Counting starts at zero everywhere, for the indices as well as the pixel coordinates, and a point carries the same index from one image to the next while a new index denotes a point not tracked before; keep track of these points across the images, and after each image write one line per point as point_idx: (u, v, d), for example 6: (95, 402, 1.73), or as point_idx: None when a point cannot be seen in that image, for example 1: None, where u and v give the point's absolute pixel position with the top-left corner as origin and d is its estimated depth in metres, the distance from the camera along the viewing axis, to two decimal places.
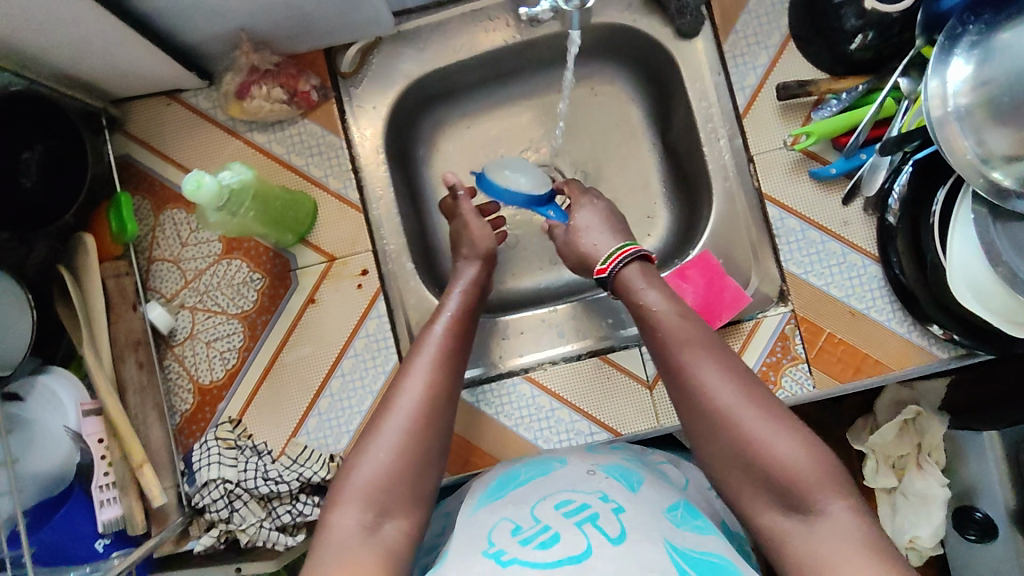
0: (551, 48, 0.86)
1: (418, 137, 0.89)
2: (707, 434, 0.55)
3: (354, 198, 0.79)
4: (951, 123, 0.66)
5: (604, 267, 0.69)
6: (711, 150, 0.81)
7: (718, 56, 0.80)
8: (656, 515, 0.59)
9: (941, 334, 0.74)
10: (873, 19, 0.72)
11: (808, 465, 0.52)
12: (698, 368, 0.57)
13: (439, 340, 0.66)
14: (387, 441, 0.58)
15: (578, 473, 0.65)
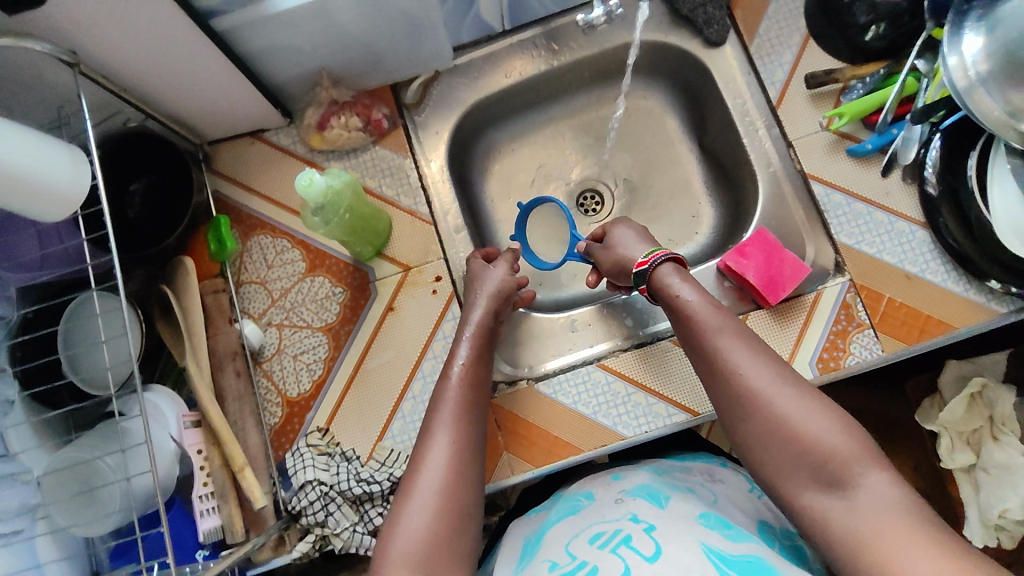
0: (589, 69, 0.97)
1: (474, 160, 0.98)
2: (744, 419, 0.61)
3: (424, 211, 0.86)
4: (976, 90, 0.72)
5: (645, 260, 0.74)
6: (751, 140, 0.87)
7: (747, 59, 0.89)
8: (689, 524, 0.61)
9: (999, 289, 0.76)
10: (883, 13, 0.81)
11: (843, 440, 0.57)
12: (732, 355, 0.63)
13: (454, 397, 0.69)
14: (420, 507, 0.60)
15: (607, 506, 0.67)
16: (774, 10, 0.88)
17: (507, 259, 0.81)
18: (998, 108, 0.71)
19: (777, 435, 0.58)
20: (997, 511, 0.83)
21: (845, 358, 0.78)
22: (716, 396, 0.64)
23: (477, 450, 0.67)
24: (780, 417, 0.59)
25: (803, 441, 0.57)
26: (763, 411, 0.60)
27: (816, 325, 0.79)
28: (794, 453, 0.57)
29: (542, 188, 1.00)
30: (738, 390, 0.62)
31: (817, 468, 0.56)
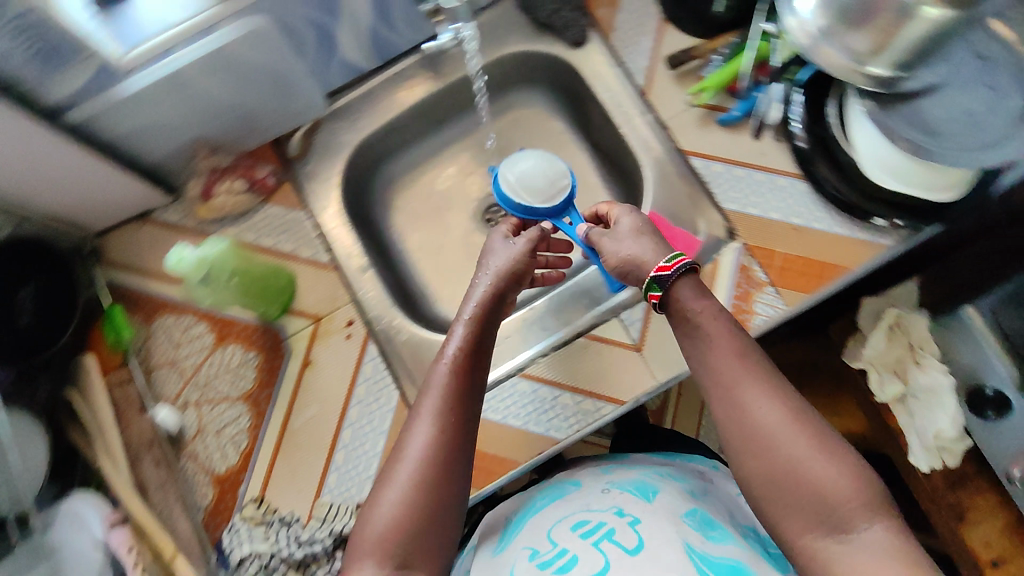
0: (468, 90, 0.98)
1: (373, 197, 0.98)
2: (753, 454, 0.58)
3: (325, 259, 0.85)
4: (820, 45, 0.75)
5: (669, 265, 0.66)
6: (629, 128, 0.90)
7: (610, 53, 0.91)
8: (675, 517, 0.65)
9: (886, 224, 0.80)
10: None
11: (848, 490, 0.55)
12: (744, 392, 0.60)
13: (448, 376, 0.63)
14: (396, 493, 0.58)
15: (594, 494, 0.71)
16: (626, 4, 0.92)
17: (532, 233, 0.73)
18: (844, 57, 0.75)
19: (781, 473, 0.57)
20: (933, 433, 0.94)
21: (753, 319, 0.80)
22: (723, 429, 0.61)
23: (466, 437, 0.62)
24: (787, 457, 0.57)
25: (808, 484, 0.56)
26: (770, 449, 0.58)
27: (720, 293, 0.81)
28: (797, 496, 0.56)
29: (446, 212, 1.01)
30: (748, 426, 0.59)
31: (818, 512, 0.56)
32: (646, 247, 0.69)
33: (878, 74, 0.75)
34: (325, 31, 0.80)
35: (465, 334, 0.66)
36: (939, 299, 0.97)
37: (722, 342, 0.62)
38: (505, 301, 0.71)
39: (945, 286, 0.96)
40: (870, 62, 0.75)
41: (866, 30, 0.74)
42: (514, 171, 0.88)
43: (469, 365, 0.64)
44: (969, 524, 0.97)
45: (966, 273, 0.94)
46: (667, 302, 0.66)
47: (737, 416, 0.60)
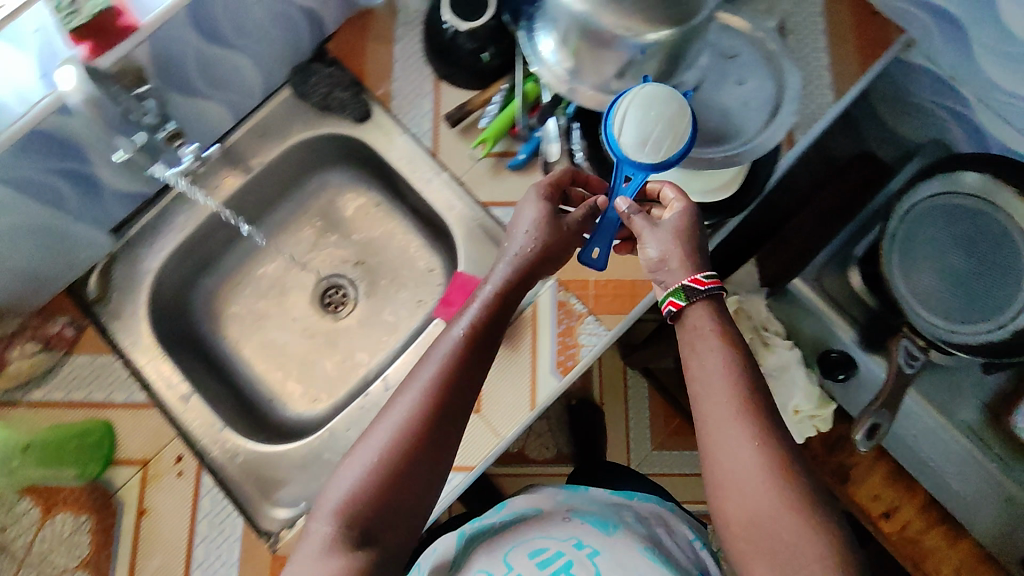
0: (270, 184, 0.95)
1: (196, 315, 0.94)
2: (732, 486, 0.62)
3: (142, 398, 0.81)
4: (576, 86, 0.77)
5: (705, 280, 0.67)
6: (430, 190, 0.89)
7: (395, 119, 0.90)
8: (628, 549, 0.81)
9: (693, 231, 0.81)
10: (484, 35, 0.83)
11: (814, 549, 0.58)
12: (733, 438, 0.63)
13: (456, 347, 0.66)
14: (369, 455, 0.61)
15: (557, 522, 0.86)
16: (400, 67, 0.90)
17: (582, 212, 0.72)
18: (598, 91, 0.77)
19: (756, 514, 0.61)
20: (791, 408, 0.98)
21: (580, 352, 0.82)
22: (706, 460, 0.65)
23: (457, 417, 0.64)
24: (766, 500, 0.60)
25: (784, 535, 0.59)
26: (749, 485, 0.61)
27: (544, 335, 0.83)
28: (766, 534, 0.60)
29: (281, 309, 0.98)
30: (734, 463, 0.62)
31: (785, 559, 0.59)
32: (687, 254, 0.69)
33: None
34: (78, 177, 0.77)
35: (483, 306, 0.68)
36: (777, 273, 1.04)
37: (720, 379, 0.65)
38: (536, 272, 0.72)
39: (779, 263, 1.04)
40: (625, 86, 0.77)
41: (608, 58, 0.73)
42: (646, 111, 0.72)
43: (481, 341, 0.67)
44: (855, 482, 1.01)
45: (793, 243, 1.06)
46: (677, 316, 0.69)
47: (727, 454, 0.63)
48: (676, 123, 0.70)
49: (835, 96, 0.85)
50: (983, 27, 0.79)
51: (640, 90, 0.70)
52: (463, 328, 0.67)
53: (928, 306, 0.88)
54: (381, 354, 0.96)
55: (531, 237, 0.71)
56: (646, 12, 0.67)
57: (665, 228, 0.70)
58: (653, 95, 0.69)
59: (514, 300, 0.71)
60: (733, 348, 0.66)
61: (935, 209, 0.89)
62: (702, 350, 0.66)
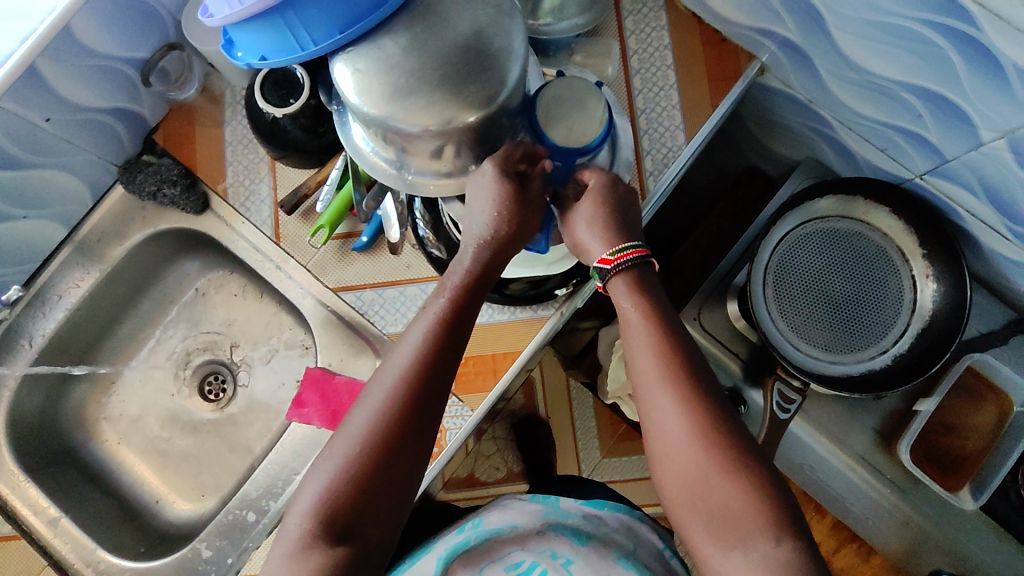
0: (125, 283, 0.93)
1: (67, 425, 0.92)
2: (670, 450, 0.61)
3: (8, 529, 0.84)
4: (404, 174, 0.72)
5: (610, 259, 0.68)
6: (281, 277, 0.87)
7: (235, 208, 0.88)
8: (602, 561, 0.85)
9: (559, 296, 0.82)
10: (303, 115, 0.79)
11: (750, 507, 0.57)
12: (662, 403, 0.62)
13: (426, 329, 0.64)
14: (337, 454, 0.60)
15: (532, 532, 0.89)
16: (231, 152, 0.87)
17: (537, 187, 0.68)
18: (426, 173, 0.71)
19: (695, 477, 0.59)
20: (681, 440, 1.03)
21: (446, 436, 0.80)
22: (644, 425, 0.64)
23: (426, 412, 0.62)
24: (698, 463, 0.59)
25: (722, 500, 0.58)
26: (687, 446, 0.60)
27: None
28: (708, 495, 0.59)
29: (157, 405, 0.96)
30: (673, 428, 0.61)
31: (727, 519, 0.58)
32: (599, 236, 0.69)
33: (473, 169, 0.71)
34: None
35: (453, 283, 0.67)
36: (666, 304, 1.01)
37: (646, 349, 0.65)
38: (504, 252, 0.69)
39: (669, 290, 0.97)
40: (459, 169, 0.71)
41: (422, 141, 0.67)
42: (567, 110, 0.69)
43: (453, 324, 0.65)
44: None
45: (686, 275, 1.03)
46: (608, 285, 0.69)
47: (660, 422, 0.62)
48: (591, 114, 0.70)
49: (686, 137, 0.81)
50: (826, 55, 0.76)
51: (545, 93, 0.70)
52: (434, 312, 0.66)
53: (808, 339, 0.86)
54: (263, 440, 0.93)
55: (495, 217, 0.67)
56: (443, 97, 0.62)
57: (582, 215, 0.70)
58: (554, 98, 0.69)
59: (483, 289, 0.68)
60: (657, 317, 0.66)
61: (804, 240, 0.89)
62: (633, 323, 0.66)
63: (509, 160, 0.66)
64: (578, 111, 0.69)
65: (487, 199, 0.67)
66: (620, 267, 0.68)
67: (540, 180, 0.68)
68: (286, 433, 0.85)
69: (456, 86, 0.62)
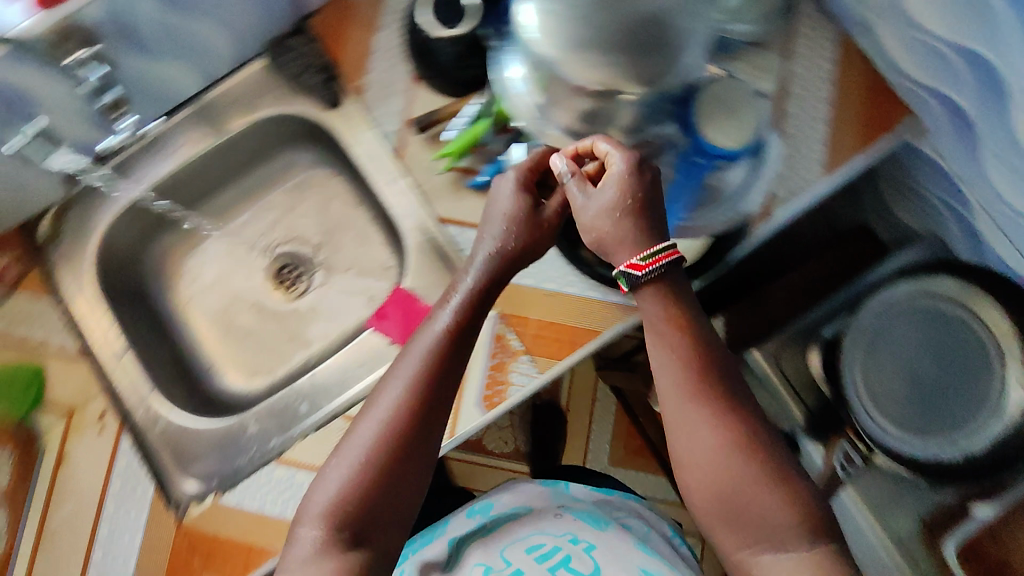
0: (237, 153, 0.95)
1: (148, 270, 0.96)
2: (702, 469, 0.63)
3: (75, 348, 0.85)
4: (545, 126, 0.73)
5: (641, 264, 0.63)
6: (392, 190, 0.88)
7: (366, 113, 0.89)
8: (621, 547, 0.87)
9: None
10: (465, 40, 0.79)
11: (788, 518, 0.60)
12: (693, 419, 0.63)
13: (431, 350, 0.67)
14: (348, 459, 0.63)
15: (550, 517, 0.93)
16: (378, 58, 0.87)
17: (552, 206, 0.70)
18: (564, 133, 0.73)
19: (724, 490, 0.62)
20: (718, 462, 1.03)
21: (509, 390, 0.80)
22: (673, 439, 0.65)
23: (429, 415, 0.65)
24: (732, 474, 0.62)
25: (758, 510, 0.60)
26: (719, 467, 0.62)
27: (475, 366, 0.80)
28: (742, 507, 0.61)
29: (232, 277, 0.98)
30: (700, 449, 0.63)
31: (761, 530, 0.61)
32: (621, 234, 0.64)
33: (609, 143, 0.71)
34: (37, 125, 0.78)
35: (461, 309, 0.69)
36: (743, 334, 0.95)
37: (675, 371, 0.64)
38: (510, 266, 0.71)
39: (751, 324, 0.96)
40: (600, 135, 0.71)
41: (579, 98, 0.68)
42: (721, 111, 0.70)
43: (457, 335, 0.68)
44: None
45: (775, 304, 0.96)
46: (638, 293, 0.66)
47: (691, 441, 0.63)
48: (744, 122, 0.70)
49: (823, 172, 0.78)
50: (992, 132, 0.70)
51: (705, 88, 0.70)
52: (438, 328, 0.68)
53: (885, 412, 0.84)
54: (324, 343, 0.95)
55: (505, 231, 0.70)
56: (613, 64, 0.62)
57: (603, 207, 0.65)
58: (713, 97, 0.70)
59: (489, 305, 0.71)
60: (692, 332, 0.65)
61: (906, 311, 0.84)
62: (672, 336, 0.65)
63: (534, 173, 0.72)
64: (732, 115, 0.70)
65: (502, 211, 0.71)
66: (652, 274, 0.64)
67: (553, 203, 0.71)
68: (357, 340, 0.86)
69: (630, 57, 0.62)
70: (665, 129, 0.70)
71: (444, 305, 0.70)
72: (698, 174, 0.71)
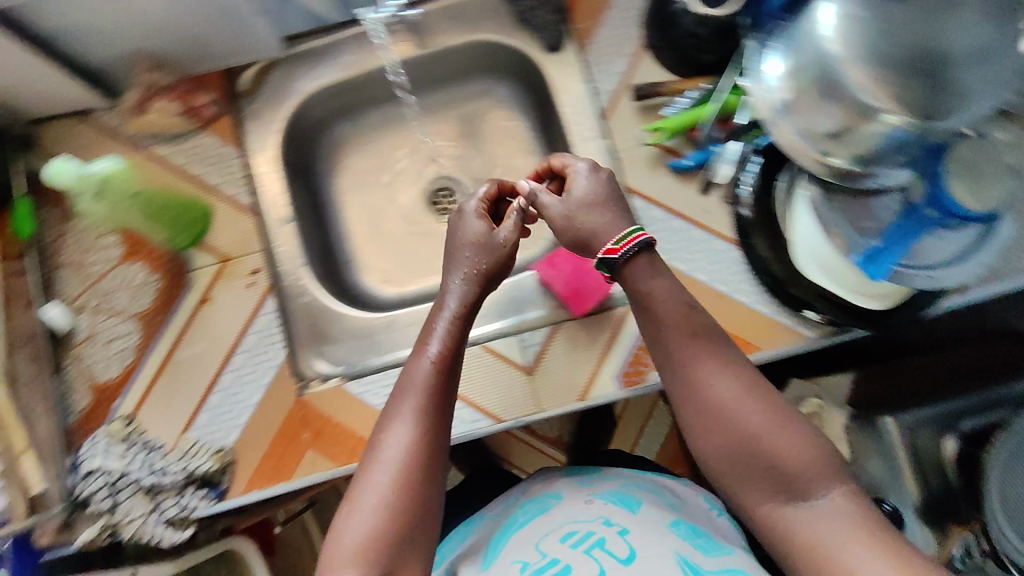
0: (436, 66, 0.94)
1: (319, 152, 0.96)
2: (713, 426, 0.59)
3: (247, 202, 0.85)
4: (778, 120, 0.70)
5: (618, 247, 0.64)
6: (581, 148, 0.85)
7: (584, 65, 0.86)
8: (658, 529, 0.67)
9: (816, 318, 0.78)
10: (715, 25, 0.78)
11: (804, 457, 0.56)
12: (699, 367, 0.60)
13: (428, 383, 0.62)
14: (371, 502, 0.57)
15: (579, 505, 0.73)
16: (613, 17, 0.85)
17: (509, 225, 0.68)
18: (801, 139, 0.68)
19: (737, 442, 0.58)
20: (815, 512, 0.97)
21: (652, 375, 0.78)
22: (679, 405, 0.62)
23: (441, 441, 0.61)
24: (746, 425, 0.58)
25: (781, 450, 0.57)
26: (728, 420, 0.59)
27: (624, 340, 0.80)
28: (760, 462, 0.57)
29: (390, 183, 0.98)
30: (717, 407, 0.59)
31: (789, 485, 0.56)
32: (595, 223, 0.66)
33: (834, 166, 0.66)
34: None
35: (451, 335, 0.65)
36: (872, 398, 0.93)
37: (678, 340, 0.62)
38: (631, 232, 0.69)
39: (889, 386, 0.92)
40: (829, 148, 0.66)
41: (835, 108, 0.64)
42: (967, 173, 0.63)
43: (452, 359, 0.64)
44: None
45: (911, 380, 0.91)
46: (619, 277, 0.65)
47: (708, 394, 0.59)
48: (991, 192, 0.63)
49: None
50: None
51: (960, 145, 0.63)
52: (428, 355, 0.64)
53: (1012, 519, 0.82)
54: None
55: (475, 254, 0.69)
56: (895, 83, 0.60)
57: (575, 199, 0.68)
58: (964, 159, 0.63)
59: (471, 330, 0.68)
60: (675, 294, 0.63)
61: None
62: (656, 308, 0.63)
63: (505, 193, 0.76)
64: (978, 179, 0.63)
65: (469, 234, 0.70)
66: (629, 256, 0.64)
67: (513, 221, 0.70)
68: (515, 277, 0.86)
69: (914, 87, 0.60)
70: (905, 174, 0.64)
71: (429, 336, 0.66)
72: (925, 225, 0.64)
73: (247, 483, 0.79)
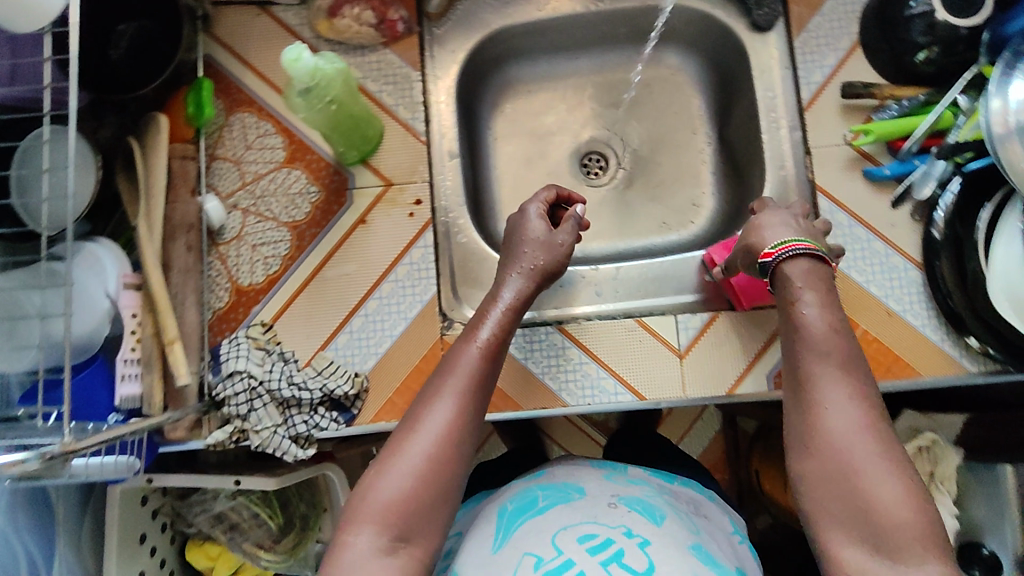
0: (627, 25, 0.90)
1: (484, 92, 0.92)
2: (812, 452, 0.54)
3: (420, 128, 0.81)
4: (1010, 139, 0.65)
5: (771, 252, 0.63)
6: (771, 138, 0.83)
7: (789, 52, 0.83)
8: (680, 548, 0.55)
9: (975, 347, 0.74)
10: (941, 36, 0.73)
11: (909, 519, 0.49)
12: (825, 387, 0.55)
13: (474, 366, 0.60)
14: (407, 465, 0.54)
15: (600, 505, 0.61)
16: (830, 7, 0.82)
17: (569, 228, 0.71)
18: None
19: (836, 477, 0.52)
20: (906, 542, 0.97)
21: None
22: (789, 429, 0.57)
23: (478, 416, 0.59)
24: (851, 460, 0.52)
25: (880, 498, 0.50)
26: (831, 453, 0.53)
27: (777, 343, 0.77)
28: (853, 506, 0.51)
29: (546, 136, 0.94)
30: (828, 440, 0.54)
31: (879, 542, 0.50)
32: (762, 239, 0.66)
33: None
34: None
35: (501, 325, 0.64)
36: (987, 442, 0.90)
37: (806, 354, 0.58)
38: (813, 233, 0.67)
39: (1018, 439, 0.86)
40: None
41: None
42: None
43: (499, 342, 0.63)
44: None
45: None
46: (773, 284, 0.63)
47: (823, 423, 0.54)
48: None
49: None
50: None
51: None
52: (477, 338, 0.63)
53: None
54: (604, 243, 0.91)
55: (531, 252, 0.70)
56: None
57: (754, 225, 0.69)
58: None
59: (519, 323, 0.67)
60: (819, 309, 0.59)
61: None
62: (801, 320, 0.59)
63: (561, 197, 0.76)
64: None
65: (529, 233, 0.72)
66: (784, 260, 0.62)
67: (569, 226, 0.72)
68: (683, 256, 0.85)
69: None
70: None
71: (484, 320, 0.65)
72: None
73: (376, 412, 0.76)
